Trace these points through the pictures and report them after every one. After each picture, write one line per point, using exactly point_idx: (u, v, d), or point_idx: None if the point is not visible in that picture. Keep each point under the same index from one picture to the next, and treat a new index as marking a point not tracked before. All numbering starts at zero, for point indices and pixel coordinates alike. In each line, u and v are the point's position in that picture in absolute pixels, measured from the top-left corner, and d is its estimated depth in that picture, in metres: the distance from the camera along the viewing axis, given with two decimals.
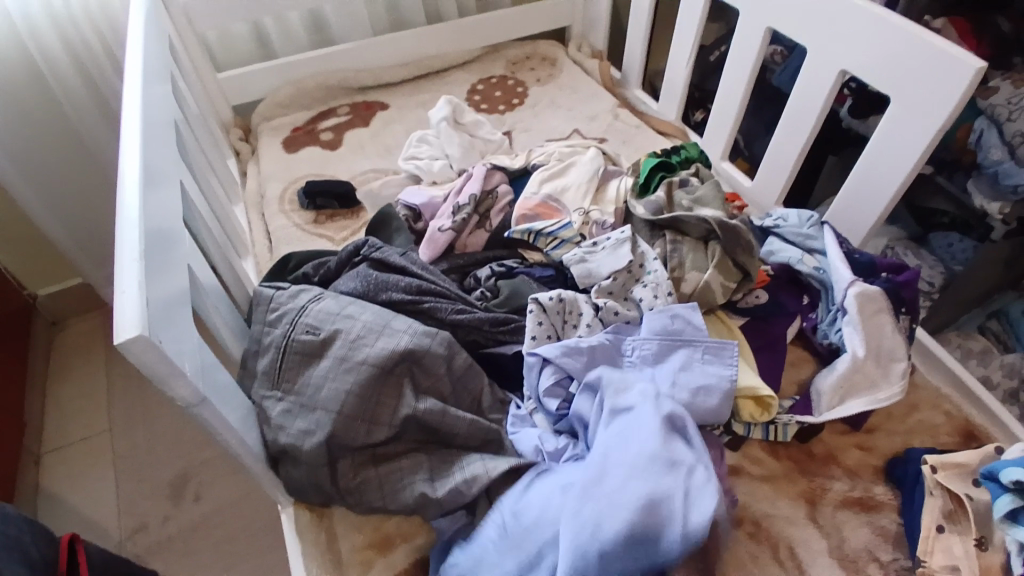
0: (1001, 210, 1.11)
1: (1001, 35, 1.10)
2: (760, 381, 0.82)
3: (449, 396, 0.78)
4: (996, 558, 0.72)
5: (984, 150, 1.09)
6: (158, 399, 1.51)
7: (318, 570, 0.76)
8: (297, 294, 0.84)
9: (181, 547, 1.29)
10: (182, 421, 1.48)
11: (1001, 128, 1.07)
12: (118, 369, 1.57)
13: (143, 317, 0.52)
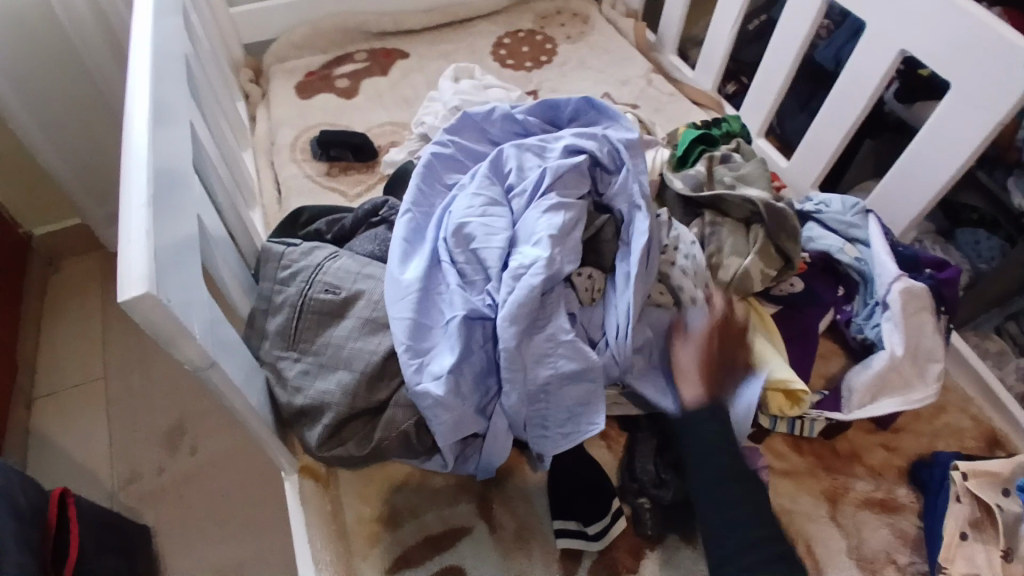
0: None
1: None
2: (793, 374, 0.78)
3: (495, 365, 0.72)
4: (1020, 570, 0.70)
5: None
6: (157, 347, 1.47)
7: (323, 540, 0.73)
8: (310, 251, 0.79)
9: (177, 498, 1.27)
10: (180, 371, 1.44)
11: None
12: (116, 314, 1.53)
13: (150, 273, 0.47)
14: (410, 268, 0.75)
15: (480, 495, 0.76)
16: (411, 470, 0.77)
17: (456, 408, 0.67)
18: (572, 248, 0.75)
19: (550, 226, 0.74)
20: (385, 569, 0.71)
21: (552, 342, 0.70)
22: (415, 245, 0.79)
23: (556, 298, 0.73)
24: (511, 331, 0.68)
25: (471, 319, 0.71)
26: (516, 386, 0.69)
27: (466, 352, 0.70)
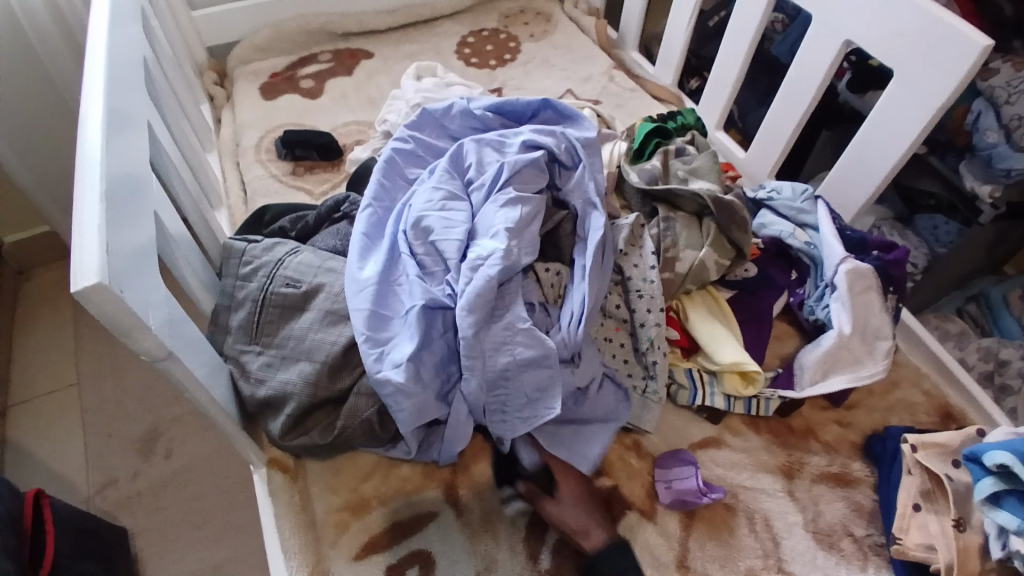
0: (991, 193, 1.10)
1: (1001, 21, 1.08)
2: (745, 356, 0.82)
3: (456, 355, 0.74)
4: (975, 539, 0.70)
5: (979, 133, 1.09)
6: (129, 353, 1.46)
7: (292, 532, 0.74)
8: (271, 248, 0.80)
9: (153, 503, 1.27)
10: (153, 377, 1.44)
11: (998, 111, 1.05)
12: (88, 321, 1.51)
13: (103, 264, 0.48)
14: (369, 265, 0.76)
15: (447, 482, 0.78)
16: (378, 460, 0.78)
17: (418, 395, 0.69)
18: (530, 241, 0.77)
19: (507, 220, 0.76)
20: (354, 556, 0.72)
21: (509, 331, 0.72)
22: (375, 240, 0.81)
23: (514, 288, 0.75)
24: (468, 320, 0.70)
25: (431, 308, 0.73)
26: (473, 371, 0.71)
27: (427, 340, 0.72)
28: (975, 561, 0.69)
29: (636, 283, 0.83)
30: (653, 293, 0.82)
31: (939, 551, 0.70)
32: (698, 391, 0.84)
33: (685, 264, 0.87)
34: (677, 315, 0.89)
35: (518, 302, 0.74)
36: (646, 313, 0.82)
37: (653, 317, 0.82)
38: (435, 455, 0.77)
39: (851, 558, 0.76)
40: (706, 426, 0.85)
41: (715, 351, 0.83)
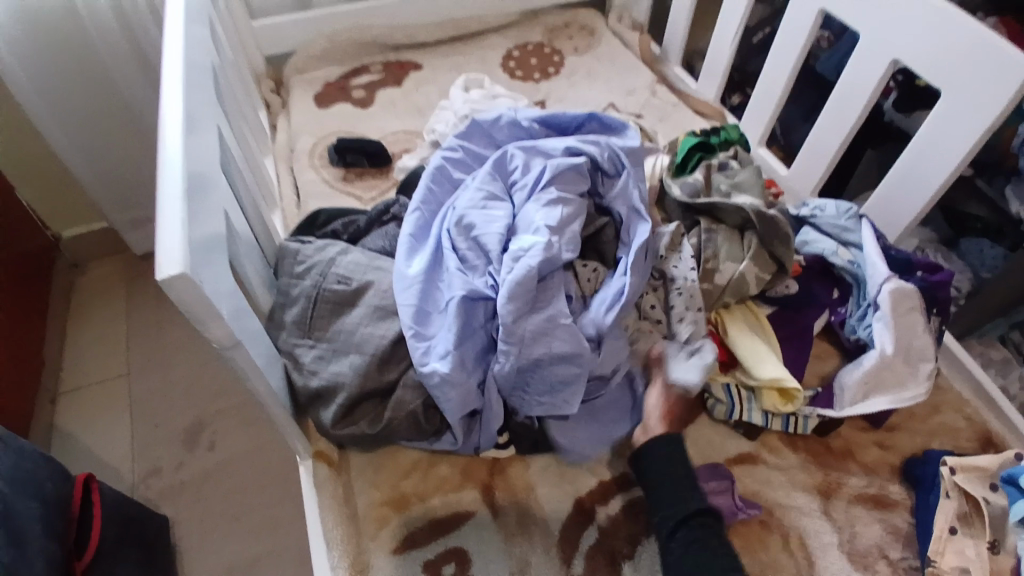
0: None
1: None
2: (785, 372, 0.82)
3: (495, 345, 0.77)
4: (1008, 562, 0.72)
5: None
6: (175, 345, 1.53)
7: (334, 522, 0.77)
8: (324, 248, 0.84)
9: (194, 491, 1.33)
10: (197, 369, 1.50)
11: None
12: (139, 313, 1.59)
13: (185, 256, 0.52)
14: (415, 262, 0.80)
15: (483, 483, 0.79)
16: (418, 458, 0.80)
17: (462, 385, 0.72)
18: (571, 238, 0.81)
19: (549, 219, 0.80)
20: (392, 551, 0.74)
21: (550, 323, 0.75)
22: (421, 240, 0.84)
23: (556, 283, 0.79)
24: (508, 309, 0.73)
25: (471, 299, 0.76)
26: (511, 357, 0.74)
27: (467, 329, 0.75)
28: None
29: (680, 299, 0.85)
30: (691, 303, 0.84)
31: (975, 574, 0.71)
32: (735, 407, 0.84)
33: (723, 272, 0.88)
34: (716, 330, 0.89)
35: (560, 296, 0.77)
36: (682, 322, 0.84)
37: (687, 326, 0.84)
38: (476, 441, 0.79)
39: None
40: (741, 441, 0.85)
41: (754, 366, 0.83)
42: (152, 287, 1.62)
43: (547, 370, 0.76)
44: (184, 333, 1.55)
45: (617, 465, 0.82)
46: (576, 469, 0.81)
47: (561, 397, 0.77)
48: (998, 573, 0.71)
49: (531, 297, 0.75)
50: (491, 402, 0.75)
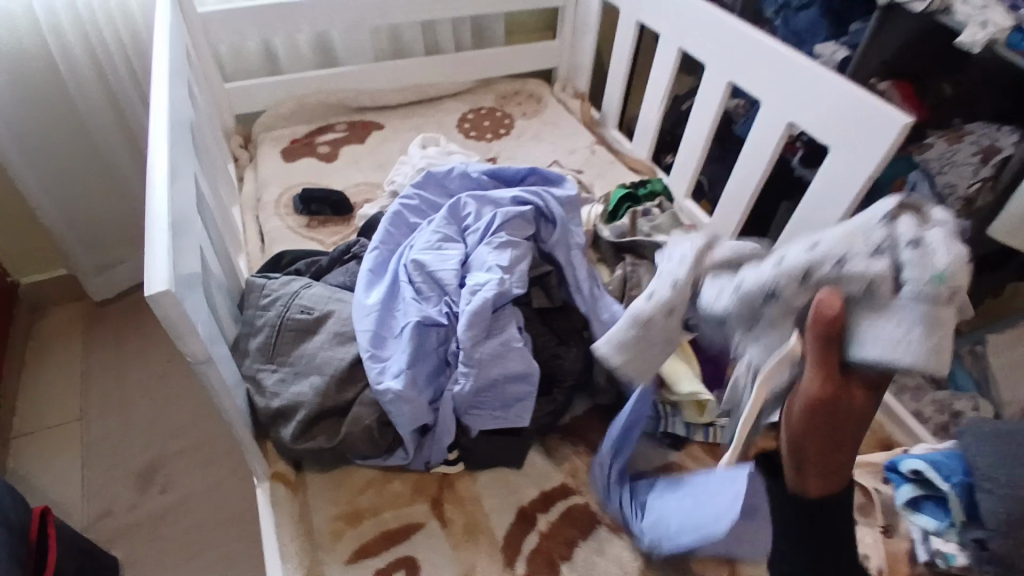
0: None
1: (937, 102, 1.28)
2: (701, 388, 0.92)
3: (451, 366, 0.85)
4: (902, 545, 0.78)
5: None
6: (131, 390, 1.54)
7: (291, 537, 0.80)
8: (288, 282, 0.92)
9: (143, 534, 1.31)
10: (153, 413, 1.50)
11: (932, 180, 1.20)
12: (99, 358, 1.59)
13: (170, 277, 0.60)
14: (373, 293, 0.88)
15: (434, 496, 0.86)
16: (372, 476, 0.86)
17: (414, 400, 0.79)
18: (520, 277, 0.90)
19: (499, 259, 0.90)
20: (347, 560, 0.79)
21: (505, 347, 0.84)
22: (379, 275, 0.93)
23: (508, 314, 0.88)
24: (467, 335, 0.82)
25: (425, 325, 0.84)
26: (471, 377, 0.82)
27: (420, 352, 0.83)
28: (903, 565, 0.77)
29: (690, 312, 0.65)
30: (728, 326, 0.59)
31: (873, 560, 0.77)
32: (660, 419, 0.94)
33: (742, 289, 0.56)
34: None
35: (513, 324, 0.86)
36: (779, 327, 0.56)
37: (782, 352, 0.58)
38: (428, 455, 0.85)
39: None
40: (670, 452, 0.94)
41: (675, 383, 0.93)
42: (110, 332, 1.64)
43: (497, 390, 0.84)
44: (144, 376, 1.57)
45: (557, 477, 0.90)
46: (520, 481, 0.88)
47: (513, 413, 0.85)
48: (895, 557, 0.78)
49: (487, 325, 0.84)
50: (444, 418, 0.82)
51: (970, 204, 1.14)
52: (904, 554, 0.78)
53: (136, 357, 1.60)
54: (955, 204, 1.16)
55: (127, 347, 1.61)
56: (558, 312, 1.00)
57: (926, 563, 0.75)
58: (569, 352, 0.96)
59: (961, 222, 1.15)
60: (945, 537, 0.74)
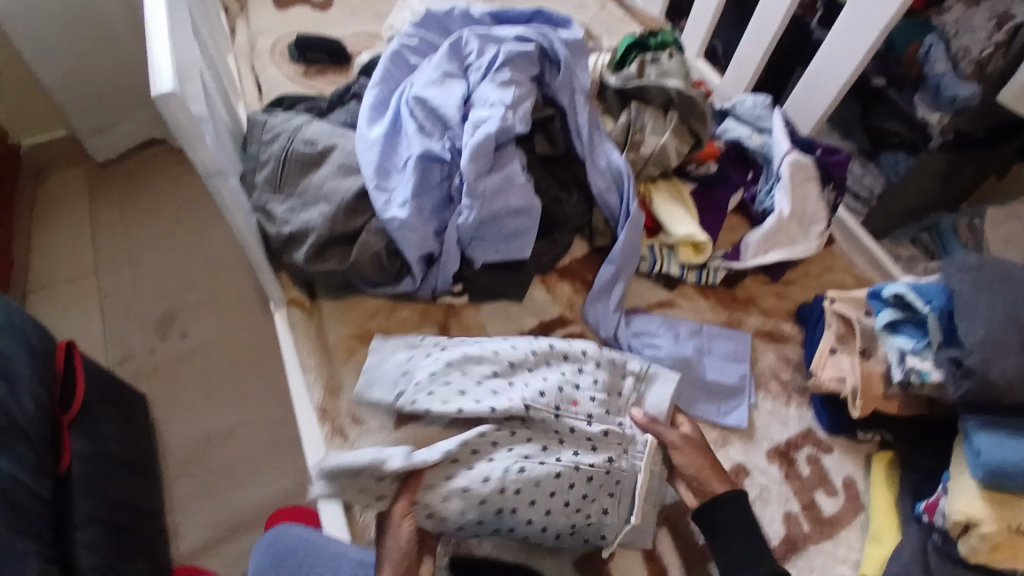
0: (939, 120, 1.19)
1: None
2: (697, 229, 0.97)
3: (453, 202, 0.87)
4: (878, 367, 0.82)
5: (931, 63, 1.18)
6: (140, 248, 1.58)
7: (309, 352, 0.88)
8: (290, 118, 0.91)
9: (167, 376, 1.41)
10: (163, 270, 1.55)
11: (947, 44, 1.16)
12: (105, 218, 1.62)
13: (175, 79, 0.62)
14: (376, 129, 0.88)
15: (440, 322, 0.92)
16: (382, 304, 0.92)
17: (420, 228, 0.82)
18: (524, 114, 0.89)
19: (503, 96, 0.88)
20: (362, 372, 0.87)
21: (507, 181, 0.86)
22: (381, 113, 0.92)
23: (510, 152, 0.88)
24: (471, 168, 0.83)
25: (429, 159, 0.85)
26: (474, 211, 0.84)
27: (424, 185, 0.84)
28: (878, 385, 0.81)
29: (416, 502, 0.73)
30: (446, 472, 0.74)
31: (848, 380, 0.82)
32: (657, 261, 0.99)
33: (475, 436, 0.74)
34: (646, 201, 1.02)
35: (514, 161, 0.87)
36: (579, 390, 0.80)
37: (600, 426, 0.79)
38: (433, 284, 0.90)
39: (777, 396, 0.92)
40: (662, 291, 1.00)
41: (672, 225, 0.98)
42: (115, 193, 1.65)
43: (499, 225, 0.87)
44: (149, 236, 1.59)
45: (556, 310, 0.95)
46: (521, 312, 0.94)
47: (514, 247, 0.89)
48: (869, 375, 0.81)
49: (489, 159, 0.85)
50: (447, 248, 0.86)
51: (983, 68, 1.12)
52: (880, 373, 0.81)
53: (144, 218, 1.62)
54: (968, 68, 1.13)
55: (133, 208, 1.63)
56: (560, 159, 1.01)
57: (900, 382, 0.78)
58: (571, 197, 0.99)
59: (973, 86, 1.13)
60: (921, 356, 0.77)
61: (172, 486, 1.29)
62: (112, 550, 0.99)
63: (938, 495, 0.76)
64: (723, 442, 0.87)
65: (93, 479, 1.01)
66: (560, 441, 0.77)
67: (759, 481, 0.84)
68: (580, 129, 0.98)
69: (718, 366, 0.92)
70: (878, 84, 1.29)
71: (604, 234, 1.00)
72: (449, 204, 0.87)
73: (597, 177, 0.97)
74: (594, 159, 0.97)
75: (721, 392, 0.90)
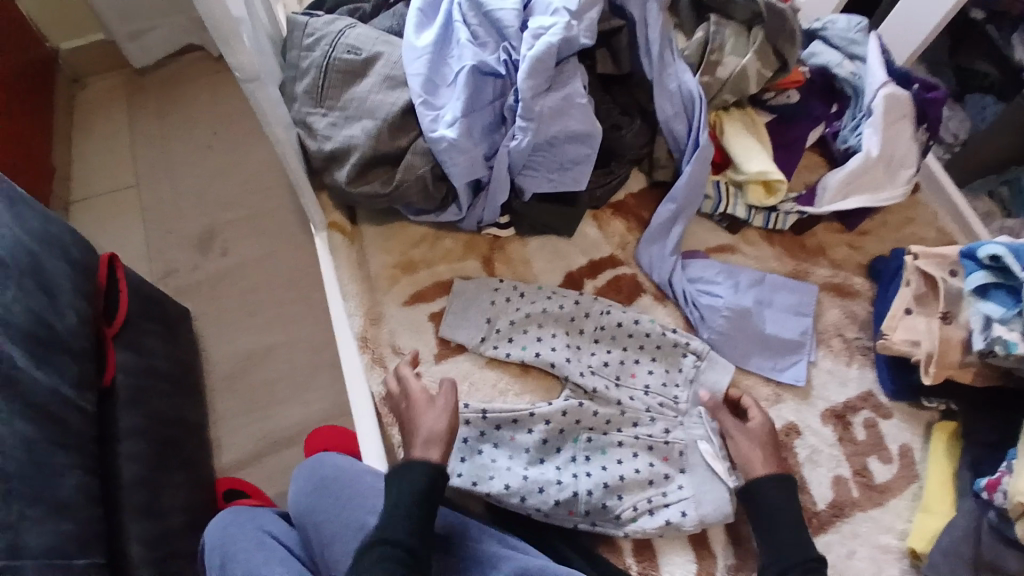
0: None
1: None
2: (771, 167, 0.87)
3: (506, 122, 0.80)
4: (959, 334, 0.73)
5: None
6: (179, 160, 1.55)
7: (349, 278, 0.85)
8: (332, 22, 0.83)
9: (209, 290, 1.43)
10: (203, 183, 1.53)
11: None
12: (145, 128, 1.58)
13: None
14: (424, 35, 0.79)
15: (485, 255, 0.87)
16: (426, 231, 0.88)
17: (470, 151, 0.75)
18: (589, 26, 0.79)
19: (568, 1, 0.78)
20: (405, 302, 0.84)
21: (566, 102, 0.77)
22: (430, 17, 0.83)
23: (571, 68, 0.79)
24: (528, 85, 0.74)
25: (481, 73, 0.77)
26: (529, 134, 0.76)
27: (475, 102, 0.77)
28: (955, 353, 0.72)
29: (481, 483, 0.73)
30: (511, 456, 0.76)
31: (923, 345, 0.75)
32: (721, 201, 0.90)
33: (538, 407, 0.77)
34: (716, 132, 0.93)
35: (576, 78, 0.78)
36: (637, 364, 0.82)
37: (656, 398, 0.80)
38: (480, 215, 0.84)
39: (838, 354, 0.86)
40: (724, 234, 0.93)
41: (743, 162, 0.88)
42: (154, 102, 1.61)
43: (553, 151, 0.80)
44: (188, 148, 1.56)
45: (607, 249, 0.89)
46: (569, 250, 0.89)
47: (569, 177, 0.82)
48: (947, 341, 0.73)
49: (549, 77, 0.76)
50: (498, 175, 0.79)
51: None
52: (958, 341, 0.72)
53: (184, 128, 1.58)
54: None
55: (172, 118, 1.59)
56: (624, 82, 0.92)
57: (979, 352, 0.68)
58: (632, 125, 0.90)
59: None
60: (1009, 326, 0.66)
61: (215, 401, 1.33)
62: (155, 459, 1.04)
63: (1002, 472, 0.69)
64: (775, 399, 0.83)
65: (136, 390, 1.05)
66: (621, 414, 0.78)
67: (810, 442, 0.80)
68: (650, 45, 0.87)
69: (777, 320, 0.86)
70: (977, 16, 1.12)
71: (666, 168, 0.92)
72: (501, 125, 0.80)
73: (665, 104, 0.87)
74: (660, 82, 0.87)
75: (779, 347, 0.84)
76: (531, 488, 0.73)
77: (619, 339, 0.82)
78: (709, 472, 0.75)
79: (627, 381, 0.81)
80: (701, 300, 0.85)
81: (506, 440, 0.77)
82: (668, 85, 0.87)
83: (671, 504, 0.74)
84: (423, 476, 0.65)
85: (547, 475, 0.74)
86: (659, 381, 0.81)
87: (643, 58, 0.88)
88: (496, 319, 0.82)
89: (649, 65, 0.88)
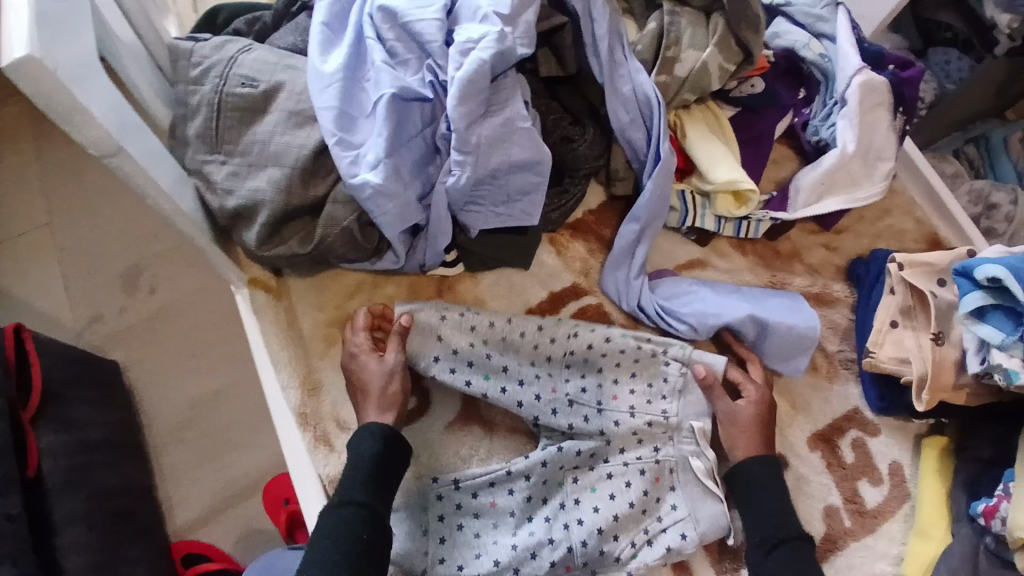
0: (1009, 23, 0.91)
1: None
2: (741, 174, 0.78)
3: (440, 150, 0.69)
4: (953, 354, 0.68)
5: None
6: (101, 177, 1.18)
7: (280, 343, 0.74)
8: (222, 45, 0.69)
9: (148, 335, 1.09)
10: (134, 203, 1.17)
11: None
12: (50, 139, 1.20)
13: (32, 34, 0.46)
14: (333, 58, 0.67)
15: (432, 299, 0.78)
16: (364, 278, 0.77)
17: (399, 197, 0.65)
18: (526, 30, 0.68)
19: (498, 5, 0.66)
20: (345, 366, 0.74)
21: (507, 127, 0.67)
22: (338, 32, 0.70)
23: (509, 83, 0.69)
24: (459, 112, 0.64)
25: (404, 99, 0.66)
26: (467, 169, 0.66)
27: (401, 135, 0.66)
28: (949, 374, 0.68)
29: (468, 564, 0.67)
30: (495, 522, 0.69)
31: (913, 365, 0.70)
32: (688, 213, 0.82)
33: (515, 465, 0.70)
34: (677, 133, 0.84)
35: (516, 96, 0.68)
36: (617, 385, 0.73)
37: (643, 417, 0.72)
38: (422, 258, 0.74)
39: (822, 371, 0.80)
40: (693, 248, 0.85)
41: (710, 170, 0.80)
42: None
43: (497, 182, 0.70)
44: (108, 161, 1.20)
45: (568, 278, 0.81)
46: (526, 283, 0.80)
47: (518, 209, 0.72)
48: (940, 364, 0.68)
49: (484, 99, 0.66)
50: (436, 217, 0.69)
51: None
52: (952, 362, 0.68)
53: None
54: None
55: None
56: (569, 83, 0.81)
57: (977, 375, 0.65)
58: (585, 134, 0.80)
59: None
60: (1010, 352, 0.62)
61: (159, 457, 1.03)
62: (106, 545, 0.83)
63: (1000, 498, 0.65)
64: None
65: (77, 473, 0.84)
66: (606, 445, 0.71)
67: (797, 473, 0.75)
68: (597, 40, 0.76)
69: (776, 316, 0.77)
70: None
71: (626, 180, 0.83)
72: (434, 156, 0.69)
73: (621, 110, 0.77)
74: (611, 84, 0.77)
75: (771, 348, 0.77)
76: (523, 557, 0.66)
77: (594, 362, 0.73)
78: (702, 488, 0.70)
79: (612, 406, 0.73)
80: (678, 314, 0.77)
81: (486, 506, 0.69)
82: (623, 85, 0.77)
83: (668, 528, 0.69)
84: (376, 439, 0.65)
85: (537, 534, 0.67)
86: (643, 398, 0.73)
87: (590, 55, 0.77)
88: (457, 361, 0.72)
89: (597, 64, 0.77)
